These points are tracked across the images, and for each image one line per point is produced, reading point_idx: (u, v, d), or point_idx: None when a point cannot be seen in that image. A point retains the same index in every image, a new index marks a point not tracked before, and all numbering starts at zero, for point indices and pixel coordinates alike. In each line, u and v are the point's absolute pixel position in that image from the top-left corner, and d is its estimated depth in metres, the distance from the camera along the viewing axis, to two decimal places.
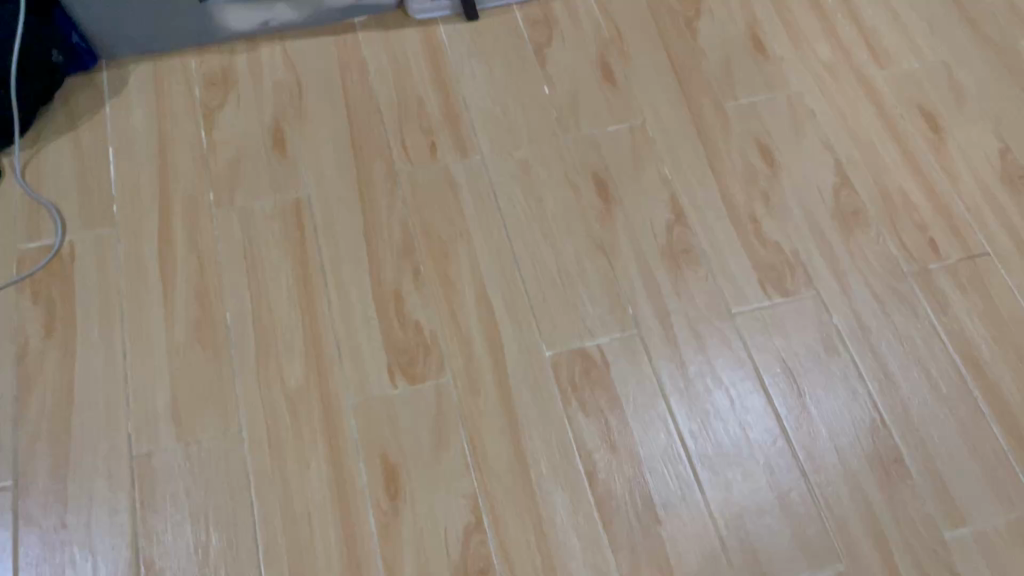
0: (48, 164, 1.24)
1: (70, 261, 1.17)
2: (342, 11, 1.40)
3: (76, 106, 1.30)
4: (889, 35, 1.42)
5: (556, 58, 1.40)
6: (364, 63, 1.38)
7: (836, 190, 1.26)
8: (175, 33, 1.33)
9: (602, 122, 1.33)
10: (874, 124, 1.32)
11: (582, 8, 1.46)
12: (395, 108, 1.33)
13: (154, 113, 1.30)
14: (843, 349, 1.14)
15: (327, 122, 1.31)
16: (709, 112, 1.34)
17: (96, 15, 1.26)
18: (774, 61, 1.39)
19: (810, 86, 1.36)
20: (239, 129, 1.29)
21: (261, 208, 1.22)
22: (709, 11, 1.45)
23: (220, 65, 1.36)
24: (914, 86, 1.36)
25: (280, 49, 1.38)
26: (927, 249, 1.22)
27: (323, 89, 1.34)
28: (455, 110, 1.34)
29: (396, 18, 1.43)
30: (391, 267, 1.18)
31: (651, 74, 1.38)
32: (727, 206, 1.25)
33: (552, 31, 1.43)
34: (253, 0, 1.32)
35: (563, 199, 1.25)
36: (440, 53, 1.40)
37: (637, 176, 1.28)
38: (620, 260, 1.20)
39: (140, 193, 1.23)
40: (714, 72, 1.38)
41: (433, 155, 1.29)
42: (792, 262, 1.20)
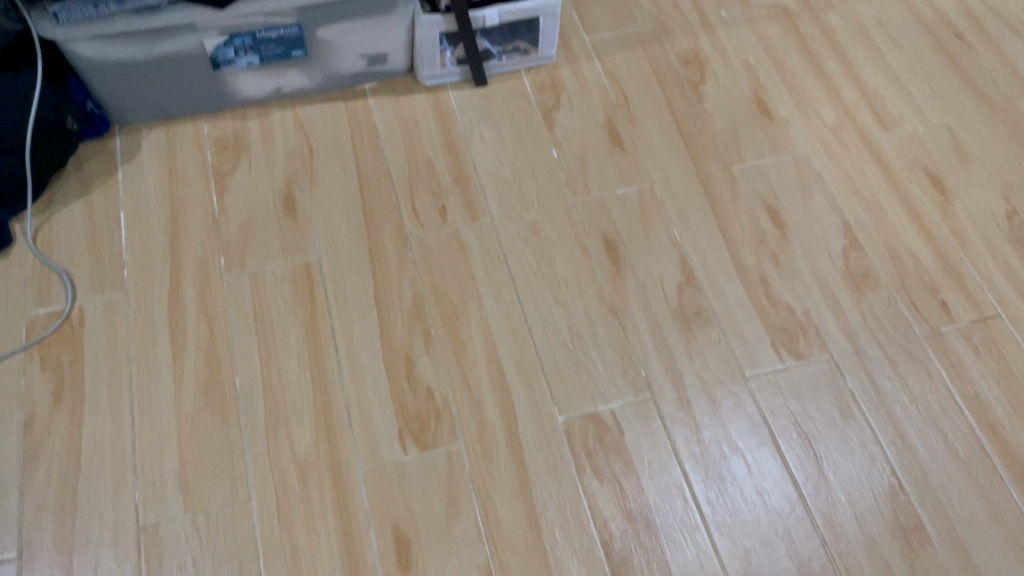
0: (60, 230, 1.25)
1: (80, 326, 1.16)
2: (352, 77, 1.42)
3: (89, 171, 1.31)
4: (892, 98, 1.44)
5: (564, 122, 1.42)
6: (374, 128, 1.39)
7: (845, 252, 1.27)
8: (187, 100, 1.35)
9: (610, 185, 1.34)
10: (881, 186, 1.33)
11: (588, 72, 1.48)
12: (406, 172, 1.34)
13: (166, 177, 1.31)
14: (858, 413, 1.13)
15: (338, 186, 1.32)
16: (717, 174, 1.35)
17: (111, 84, 1.28)
18: (779, 124, 1.41)
19: (815, 149, 1.38)
20: (250, 193, 1.30)
21: (272, 272, 1.22)
22: (714, 75, 1.47)
23: (232, 130, 1.37)
24: (918, 148, 1.38)
25: (291, 115, 1.40)
26: (938, 311, 1.21)
27: (334, 153, 1.36)
28: (465, 173, 1.35)
29: (406, 83, 1.45)
30: (402, 330, 1.18)
31: (658, 137, 1.40)
32: (737, 268, 1.25)
33: (560, 95, 1.45)
34: (265, 68, 1.34)
35: (574, 261, 1.25)
36: (449, 117, 1.41)
37: (647, 238, 1.28)
38: (632, 323, 1.20)
39: (151, 257, 1.23)
40: (721, 135, 1.40)
41: (443, 217, 1.29)
42: (804, 324, 1.20)
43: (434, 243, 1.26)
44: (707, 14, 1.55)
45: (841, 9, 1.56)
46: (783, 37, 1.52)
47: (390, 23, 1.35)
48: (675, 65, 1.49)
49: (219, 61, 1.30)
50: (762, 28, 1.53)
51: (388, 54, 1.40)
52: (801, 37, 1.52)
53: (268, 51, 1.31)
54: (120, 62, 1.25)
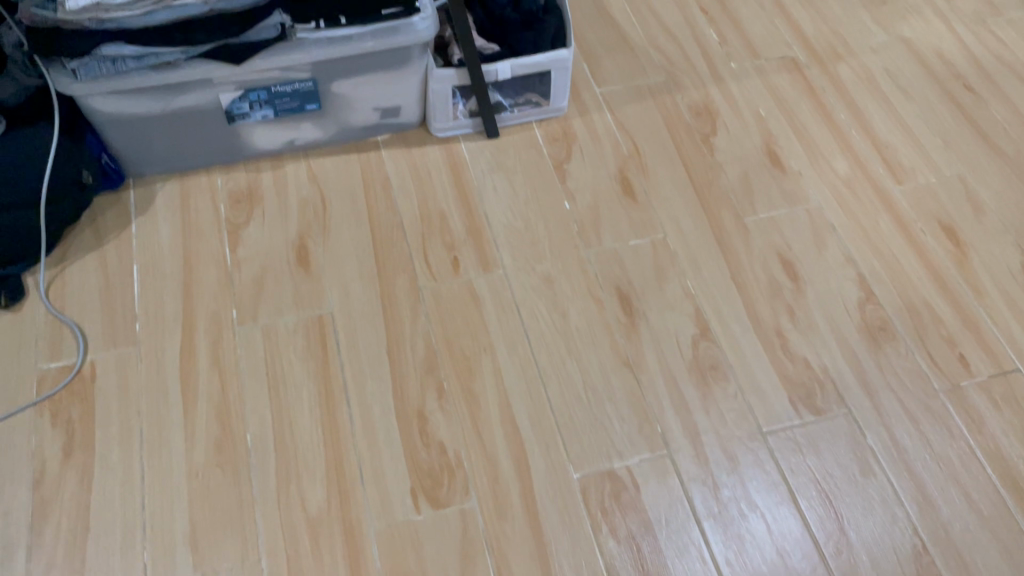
0: (73, 283, 1.25)
1: (91, 381, 1.16)
2: (365, 129, 1.43)
3: (103, 223, 1.31)
4: (904, 150, 1.44)
5: (576, 174, 1.42)
6: (387, 179, 1.40)
7: (861, 304, 1.26)
8: (202, 153, 1.36)
9: (623, 236, 1.34)
10: (894, 238, 1.33)
11: (600, 123, 1.49)
12: (418, 223, 1.34)
13: (180, 229, 1.31)
14: (879, 470, 1.11)
15: (351, 237, 1.32)
16: (730, 226, 1.35)
17: (126, 137, 1.29)
18: (791, 175, 1.41)
19: (828, 201, 1.37)
20: (263, 245, 1.30)
21: (284, 325, 1.22)
22: (725, 126, 1.48)
23: (246, 182, 1.38)
24: (931, 200, 1.38)
25: (304, 166, 1.41)
26: (957, 365, 1.20)
27: (347, 204, 1.36)
28: (477, 225, 1.35)
29: (418, 135, 1.46)
30: (415, 384, 1.17)
31: (670, 188, 1.40)
32: (753, 321, 1.24)
33: (571, 146, 1.46)
34: (279, 121, 1.35)
35: (587, 313, 1.25)
36: (462, 169, 1.42)
37: (661, 290, 1.27)
38: (647, 377, 1.18)
39: (163, 310, 1.22)
40: (733, 187, 1.40)
41: (456, 269, 1.29)
42: (822, 378, 1.19)
43: (447, 295, 1.26)
44: (718, 66, 1.56)
45: (850, 60, 1.57)
46: (793, 88, 1.53)
47: (404, 77, 1.36)
48: (686, 116, 1.49)
49: (234, 115, 1.31)
50: (772, 79, 1.54)
51: (401, 107, 1.41)
52: (812, 88, 1.53)
53: (282, 105, 1.32)
54: (136, 116, 1.26)
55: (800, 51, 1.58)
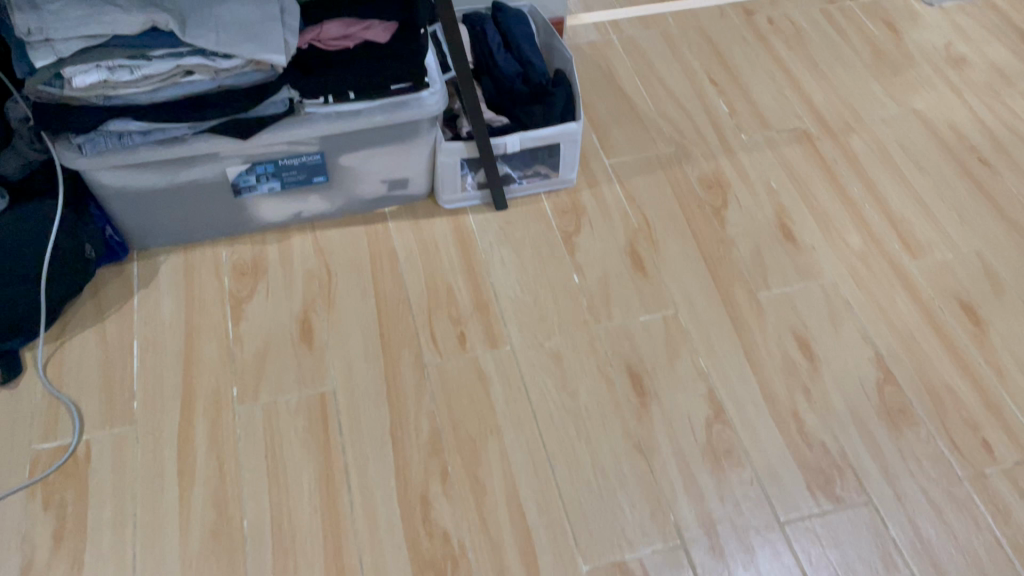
0: (72, 359, 1.22)
1: (86, 463, 1.12)
2: (372, 201, 1.42)
3: (104, 297, 1.29)
4: (919, 224, 1.42)
5: (585, 246, 1.39)
6: (393, 252, 1.38)
7: (879, 385, 1.22)
8: (207, 225, 1.35)
9: (633, 312, 1.31)
10: (912, 316, 1.30)
11: (609, 195, 1.47)
12: (425, 297, 1.32)
13: (182, 303, 1.29)
14: (903, 564, 1.06)
15: (356, 312, 1.29)
16: (743, 302, 1.32)
17: (131, 210, 1.28)
18: (804, 250, 1.38)
19: (843, 277, 1.35)
20: (266, 320, 1.27)
21: (285, 403, 1.18)
22: (737, 199, 1.46)
23: (251, 254, 1.36)
24: (949, 277, 1.35)
25: (310, 238, 1.39)
26: (981, 451, 1.16)
27: (353, 278, 1.33)
28: (485, 299, 1.32)
29: (426, 206, 1.45)
30: (419, 467, 1.13)
31: (682, 263, 1.37)
32: (768, 402, 1.20)
33: (581, 219, 1.44)
34: (286, 194, 1.34)
35: (597, 393, 1.21)
36: (470, 241, 1.40)
37: (673, 368, 1.24)
38: (659, 461, 1.14)
39: (162, 388, 1.19)
40: (746, 261, 1.37)
41: (462, 345, 1.26)
42: (841, 464, 1.14)
43: (453, 373, 1.22)
44: (728, 137, 1.55)
45: (863, 132, 1.55)
46: (805, 160, 1.51)
47: (412, 149, 1.35)
48: (696, 189, 1.48)
49: (241, 188, 1.30)
50: (783, 151, 1.53)
51: (409, 179, 1.40)
52: (824, 160, 1.51)
53: (290, 178, 1.31)
54: (141, 189, 1.25)
55: (811, 123, 1.57)
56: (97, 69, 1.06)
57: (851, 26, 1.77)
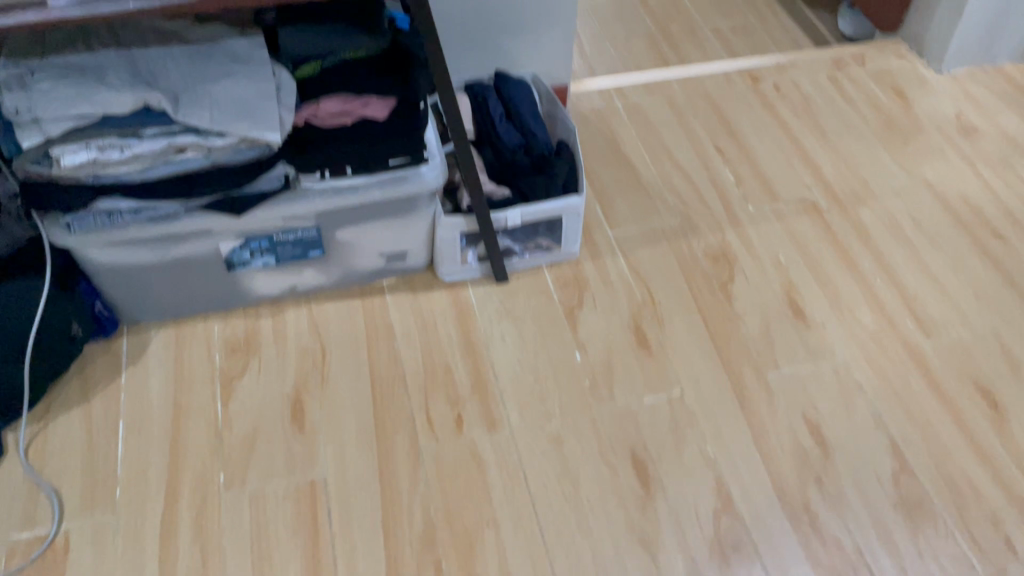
0: (55, 441, 1.18)
1: (63, 553, 1.07)
2: (371, 274, 1.38)
3: (92, 374, 1.26)
4: (933, 303, 1.38)
5: (588, 322, 1.35)
6: (390, 327, 1.34)
7: (895, 475, 1.17)
8: (200, 300, 1.31)
9: (637, 392, 1.26)
10: (928, 401, 1.25)
11: (612, 268, 1.43)
12: (421, 376, 1.27)
13: (171, 381, 1.25)
14: None
15: (350, 392, 1.25)
16: (752, 383, 1.27)
17: (122, 286, 1.24)
18: (814, 327, 1.34)
19: (856, 358, 1.30)
20: (257, 400, 1.23)
21: (274, 491, 1.14)
22: (744, 273, 1.42)
23: (243, 330, 1.32)
24: (965, 359, 1.30)
25: (306, 313, 1.35)
26: (1004, 548, 1.10)
27: (348, 355, 1.29)
28: (483, 378, 1.27)
29: (424, 279, 1.41)
30: (411, 561, 1.07)
31: (688, 340, 1.33)
32: (779, 493, 1.15)
33: (584, 293, 1.40)
34: (281, 268, 1.31)
35: (600, 481, 1.16)
36: (469, 316, 1.36)
37: (679, 455, 1.19)
38: (664, 557, 1.09)
39: (147, 473, 1.15)
40: (755, 340, 1.33)
41: (459, 428, 1.21)
42: (856, 561, 1.08)
43: (449, 458, 1.18)
44: (734, 208, 1.52)
45: (873, 205, 1.52)
46: (814, 233, 1.48)
47: (411, 223, 1.32)
48: (703, 262, 1.44)
49: (234, 263, 1.26)
50: (791, 223, 1.49)
51: (408, 252, 1.37)
52: (834, 234, 1.48)
53: (284, 252, 1.27)
54: (132, 266, 1.21)
55: (819, 194, 1.54)
56: (87, 148, 1.03)
57: (859, 94, 1.75)
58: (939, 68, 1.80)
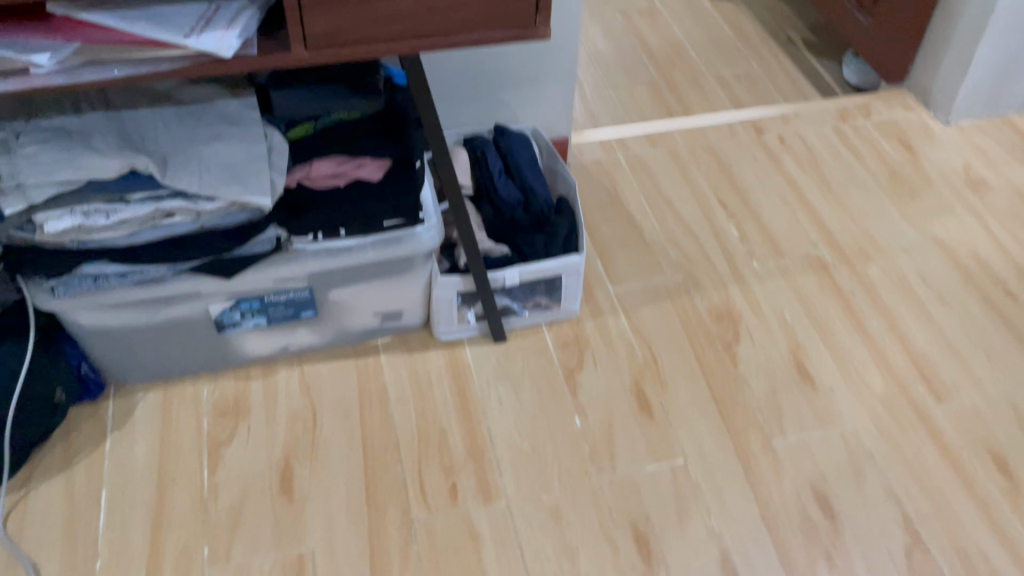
0: (35, 511, 1.14)
1: None
2: (365, 333, 1.34)
3: (76, 440, 1.22)
4: (944, 365, 1.33)
5: (587, 385, 1.31)
6: (384, 389, 1.30)
7: (908, 551, 1.12)
8: (189, 361, 1.28)
9: (638, 461, 1.22)
10: (941, 470, 1.20)
11: (613, 327, 1.39)
12: (415, 442, 1.23)
13: (157, 447, 1.21)
14: None
15: (341, 459, 1.21)
16: (758, 451, 1.23)
17: (109, 348, 1.21)
18: (822, 391, 1.30)
19: (865, 424, 1.26)
20: (244, 467, 1.19)
21: (259, 566, 1.09)
22: (749, 333, 1.38)
23: (233, 391, 1.29)
24: (979, 426, 1.26)
25: (297, 373, 1.31)
26: None
27: (340, 420, 1.25)
28: (479, 444, 1.23)
29: (420, 338, 1.38)
30: None
31: (691, 404, 1.28)
32: (786, 570, 1.10)
33: (584, 353, 1.36)
34: (272, 329, 1.27)
35: (599, 557, 1.11)
36: (465, 378, 1.32)
37: (682, 529, 1.14)
38: None
39: (128, 546, 1.11)
40: (760, 404, 1.28)
41: (453, 498, 1.17)
42: None
43: (442, 531, 1.13)
44: (739, 264, 1.49)
45: (881, 261, 1.49)
46: (821, 291, 1.44)
47: (407, 283, 1.28)
48: (706, 321, 1.40)
49: (224, 325, 1.23)
50: (797, 280, 1.46)
51: (403, 310, 1.33)
52: (841, 292, 1.44)
53: (276, 313, 1.24)
54: (119, 328, 1.18)
55: (826, 250, 1.51)
56: (71, 214, 1.01)
57: (865, 146, 1.72)
58: (947, 119, 1.78)
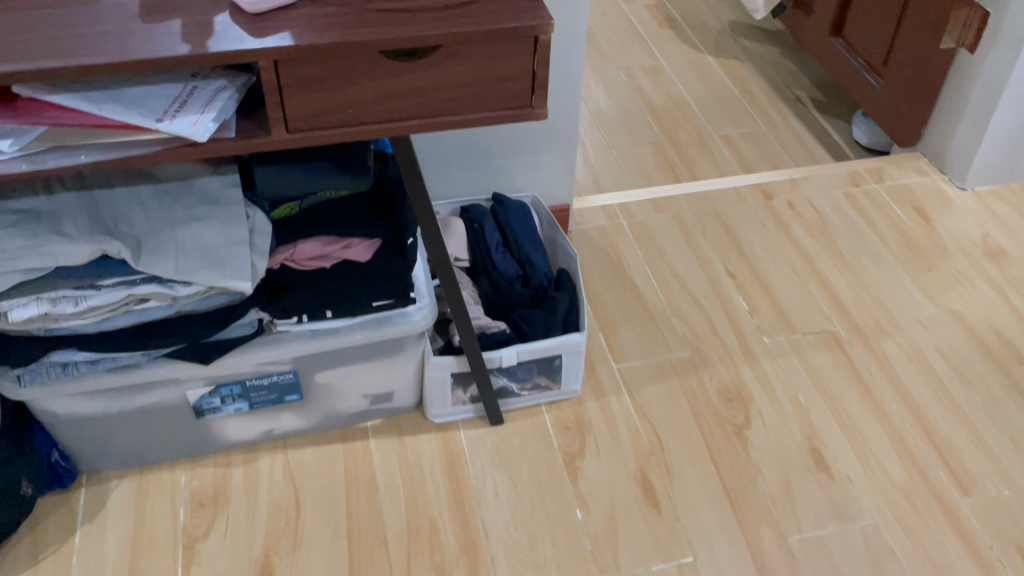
0: None
1: None
2: (353, 416, 1.27)
3: (44, 533, 1.15)
4: (969, 452, 1.26)
5: (589, 473, 1.23)
6: (373, 477, 1.22)
7: None
8: (166, 447, 1.20)
9: (644, 559, 1.13)
10: (969, 571, 1.12)
11: (617, 408, 1.32)
12: (404, 537, 1.15)
13: (129, 541, 1.14)
14: None
15: (325, 556, 1.13)
16: (772, 548, 1.14)
17: (80, 435, 1.14)
18: (839, 482, 1.22)
19: (886, 518, 1.18)
20: (221, 566, 1.11)
21: None
22: (760, 415, 1.30)
23: (212, 480, 1.21)
24: (1009, 520, 1.18)
25: (281, 460, 1.24)
26: None
27: (324, 512, 1.18)
28: (473, 539, 1.15)
29: (412, 420, 1.30)
30: None
31: (700, 495, 1.20)
32: None
33: (585, 437, 1.28)
34: (254, 413, 1.20)
35: None
36: (459, 464, 1.24)
37: None
38: None
39: None
40: (774, 495, 1.20)
41: None
42: None
43: None
44: (748, 340, 1.42)
45: (898, 337, 1.42)
46: (836, 370, 1.37)
47: (397, 364, 1.21)
48: (715, 402, 1.32)
49: (203, 410, 1.16)
50: (810, 358, 1.39)
51: (394, 392, 1.26)
52: (857, 371, 1.37)
53: (259, 397, 1.17)
54: (90, 415, 1.11)
55: (840, 324, 1.44)
56: (38, 301, 0.95)
57: (878, 213, 1.67)
58: (962, 184, 1.73)
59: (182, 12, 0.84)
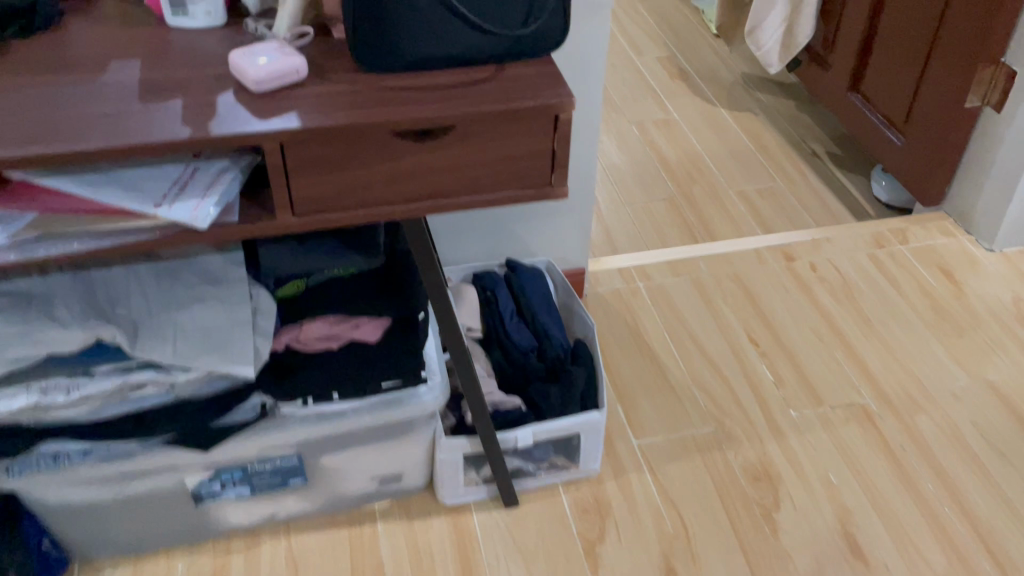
0: None
1: None
2: (360, 497, 1.21)
3: None
4: (1013, 538, 1.19)
5: (610, 561, 1.16)
6: (381, 565, 1.15)
7: None
8: (163, 533, 1.14)
9: None
10: None
11: (638, 488, 1.25)
12: None
13: None
14: None
15: None
16: None
17: (72, 522, 1.08)
18: (877, 571, 1.14)
19: None
20: None
21: None
22: (790, 497, 1.23)
23: (211, 568, 1.14)
24: None
25: (284, 546, 1.17)
26: None
27: None
28: None
29: (422, 502, 1.23)
30: None
31: None
32: None
33: (605, 521, 1.21)
34: (257, 497, 1.13)
35: None
36: (471, 551, 1.17)
37: None
38: None
39: None
40: None
41: None
42: None
43: None
44: (774, 413, 1.35)
45: (931, 411, 1.36)
46: (868, 447, 1.30)
47: (407, 445, 1.15)
48: (741, 482, 1.25)
49: (202, 495, 1.09)
50: (840, 433, 1.32)
51: (403, 473, 1.19)
52: (890, 448, 1.30)
53: (261, 482, 1.11)
54: (83, 504, 1.05)
55: (870, 396, 1.38)
56: (27, 392, 0.88)
57: (904, 276, 1.61)
58: (991, 246, 1.68)
59: (183, 92, 0.80)
